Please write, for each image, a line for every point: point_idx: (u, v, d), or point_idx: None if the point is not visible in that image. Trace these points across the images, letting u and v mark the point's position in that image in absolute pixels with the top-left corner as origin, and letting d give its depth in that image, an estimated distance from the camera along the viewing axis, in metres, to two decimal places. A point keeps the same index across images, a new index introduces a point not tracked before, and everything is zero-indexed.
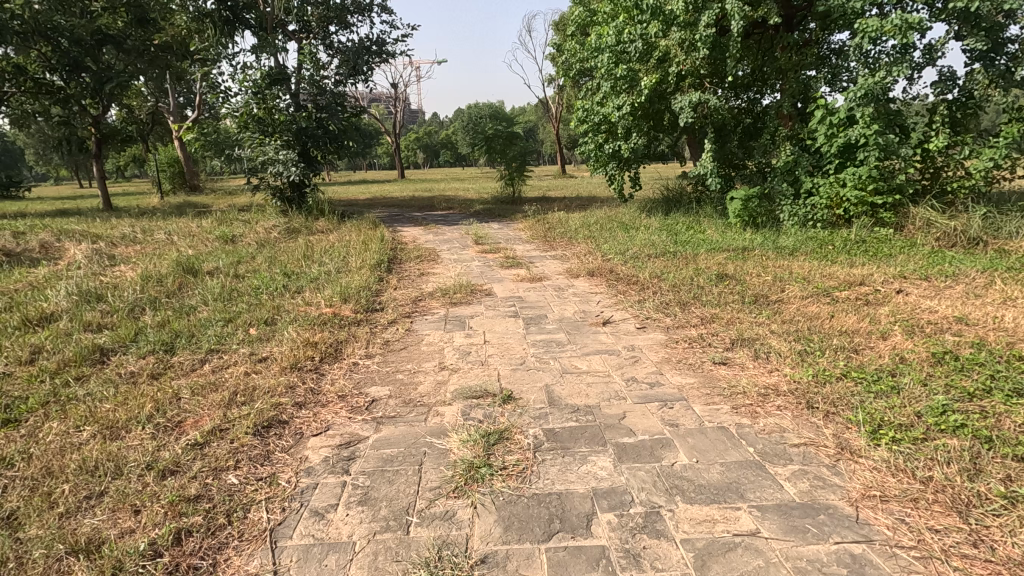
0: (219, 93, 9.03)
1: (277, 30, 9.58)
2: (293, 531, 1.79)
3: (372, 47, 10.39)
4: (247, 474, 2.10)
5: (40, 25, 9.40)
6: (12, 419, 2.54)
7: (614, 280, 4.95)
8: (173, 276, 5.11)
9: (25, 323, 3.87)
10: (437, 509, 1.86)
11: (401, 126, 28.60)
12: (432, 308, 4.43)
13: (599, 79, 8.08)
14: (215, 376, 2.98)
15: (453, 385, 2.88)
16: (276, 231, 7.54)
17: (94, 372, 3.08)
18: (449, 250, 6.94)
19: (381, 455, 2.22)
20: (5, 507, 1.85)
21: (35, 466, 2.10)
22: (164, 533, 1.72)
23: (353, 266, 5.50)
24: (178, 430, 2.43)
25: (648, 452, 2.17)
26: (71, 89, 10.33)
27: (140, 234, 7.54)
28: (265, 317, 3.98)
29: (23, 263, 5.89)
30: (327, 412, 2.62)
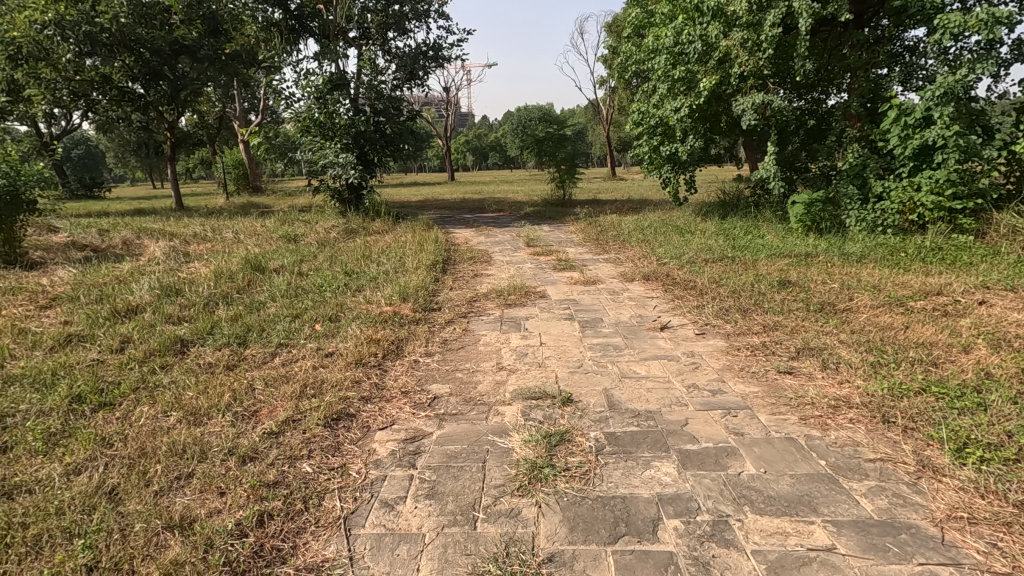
0: (284, 98, 9.44)
1: (339, 38, 9.93)
2: (365, 520, 1.87)
3: (429, 53, 10.64)
4: (320, 464, 2.20)
5: (125, 36, 10.13)
6: (106, 402, 2.75)
7: (670, 285, 4.88)
8: (244, 273, 5.39)
9: (113, 315, 4.18)
10: (502, 506, 1.89)
11: (453, 129, 29.09)
12: (487, 308, 4.49)
13: (656, 82, 7.99)
14: (286, 369, 3.13)
15: (512, 386, 2.92)
16: (335, 232, 7.80)
17: (176, 362, 3.29)
18: (502, 252, 7.00)
19: (445, 451, 2.28)
20: (108, 482, 2.01)
21: (131, 446, 2.28)
22: (248, 515, 1.83)
23: (410, 266, 5.64)
24: (255, 419, 2.57)
25: (713, 459, 2.14)
26: (150, 96, 11.05)
27: (211, 232, 7.97)
28: (330, 314, 4.14)
29: (109, 259, 6.35)
30: (391, 407, 2.71)
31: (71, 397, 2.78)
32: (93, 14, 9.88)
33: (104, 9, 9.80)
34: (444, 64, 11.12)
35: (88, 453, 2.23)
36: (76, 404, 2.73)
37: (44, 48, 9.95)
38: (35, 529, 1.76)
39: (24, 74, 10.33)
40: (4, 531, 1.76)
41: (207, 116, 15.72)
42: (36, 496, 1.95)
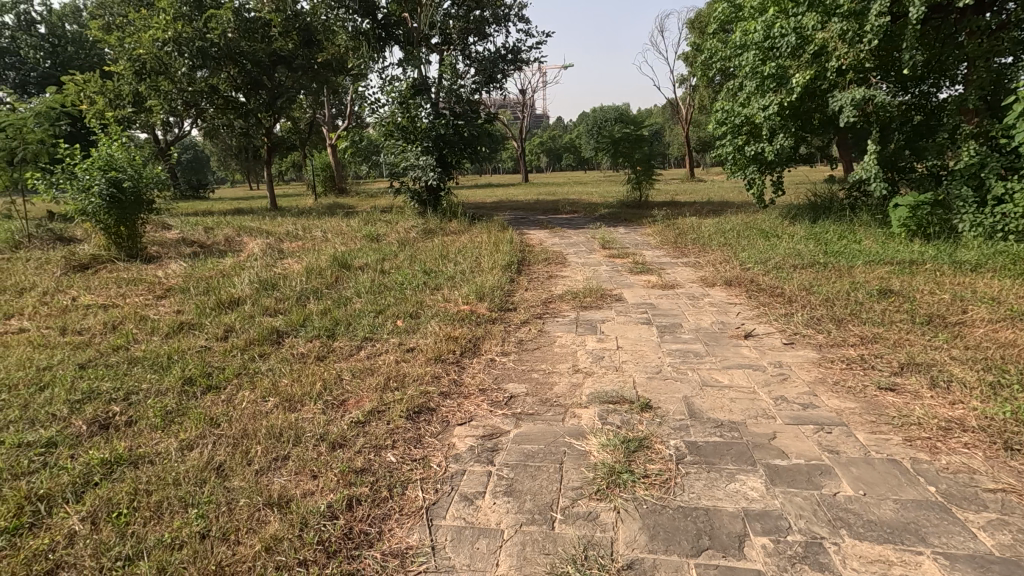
0: (370, 103, 9.89)
1: (422, 44, 10.26)
2: (446, 512, 1.92)
3: (508, 56, 10.77)
4: (403, 454, 2.29)
5: (231, 50, 11.02)
6: (214, 385, 3.02)
7: (755, 291, 4.65)
8: (331, 270, 5.70)
9: (218, 306, 4.56)
10: (580, 509, 1.89)
11: (528, 130, 29.20)
12: (562, 310, 4.48)
13: (743, 79, 7.67)
14: (371, 362, 3.29)
15: (588, 389, 2.90)
16: (415, 232, 8.08)
17: (272, 351, 3.54)
18: (576, 253, 6.97)
19: (522, 450, 2.31)
20: (216, 459, 2.20)
21: (236, 427, 2.48)
22: (339, 499, 1.94)
23: (485, 267, 5.74)
24: (343, 408, 2.72)
25: (805, 477, 2.02)
26: (251, 104, 11.94)
27: (301, 231, 8.50)
28: (411, 311, 4.30)
29: (214, 254, 6.93)
30: (469, 404, 2.77)
31: (184, 379, 3.07)
32: (205, 30, 10.81)
33: (215, 26, 10.69)
34: (522, 66, 11.21)
35: (199, 430, 2.45)
36: (188, 385, 3.01)
37: (164, 63, 10.99)
38: (156, 496, 1.95)
39: (147, 87, 11.48)
40: (133, 495, 1.97)
41: (299, 122, 16.76)
42: (157, 466, 2.17)
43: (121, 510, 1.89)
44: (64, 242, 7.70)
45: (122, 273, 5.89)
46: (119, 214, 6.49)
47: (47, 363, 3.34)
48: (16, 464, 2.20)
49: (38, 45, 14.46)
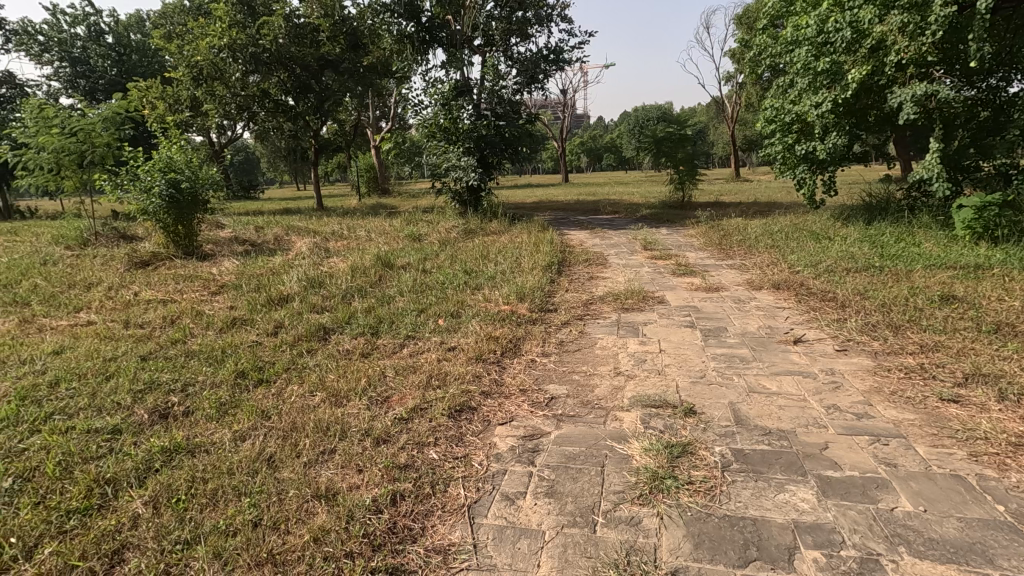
0: (413, 105, 10.06)
1: (465, 46, 10.35)
2: (487, 511, 1.94)
3: (550, 57, 10.74)
4: (445, 452, 2.32)
5: (281, 55, 11.39)
6: (265, 378, 3.13)
7: (805, 295, 4.49)
8: (375, 269, 5.83)
9: (268, 302, 4.73)
10: (622, 513, 1.87)
11: (568, 130, 29.07)
12: (603, 312, 4.44)
13: (794, 76, 7.41)
14: (413, 360, 3.34)
15: (630, 392, 2.86)
16: (456, 232, 8.16)
17: (319, 347, 3.65)
18: (617, 254, 6.89)
19: (563, 452, 2.30)
20: (267, 450, 2.28)
21: (285, 420, 2.56)
22: (383, 494, 1.98)
23: (526, 267, 5.75)
24: (387, 404, 2.77)
25: (860, 490, 1.93)
26: (299, 107, 12.32)
27: (346, 231, 8.71)
28: (452, 310, 4.35)
29: (264, 253, 7.19)
30: (510, 404, 2.78)
31: (237, 372, 3.20)
32: (258, 36, 11.21)
33: (267, 32, 11.07)
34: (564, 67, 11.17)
35: (251, 422, 2.55)
36: (240, 378, 3.14)
37: (219, 69, 11.46)
38: (212, 484, 2.04)
39: (203, 92, 11.98)
40: (190, 482, 2.07)
41: (344, 124, 17.18)
42: (213, 455, 2.27)
43: (180, 496, 1.99)
44: (127, 240, 8.13)
45: (179, 270, 6.18)
46: (177, 214, 6.81)
47: (113, 355, 3.54)
48: (86, 448, 2.35)
49: (107, 53, 15.25)
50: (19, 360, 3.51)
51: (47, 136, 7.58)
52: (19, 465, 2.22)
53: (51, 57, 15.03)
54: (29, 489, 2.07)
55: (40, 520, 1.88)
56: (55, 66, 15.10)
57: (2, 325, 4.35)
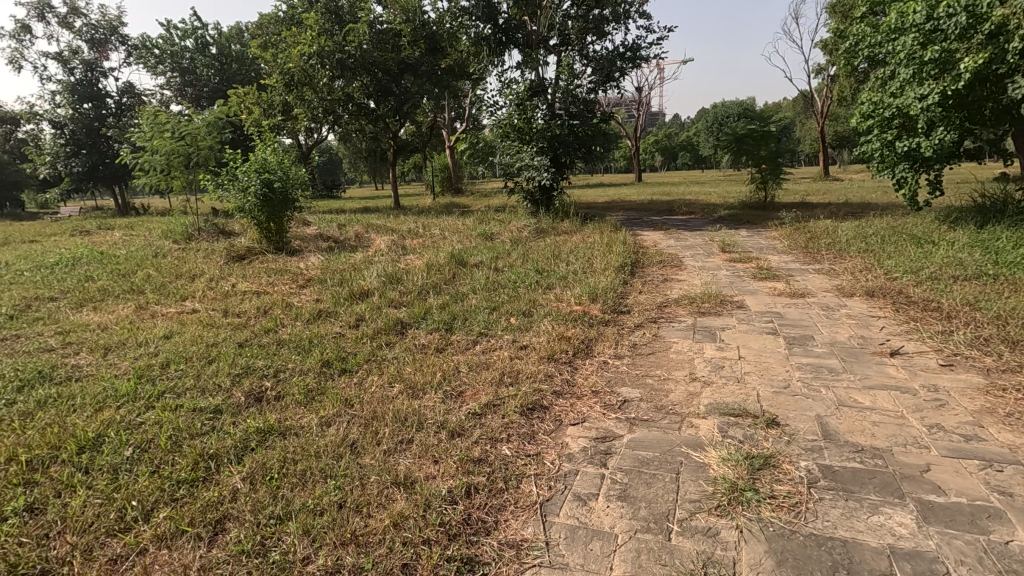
0: (488, 105, 10.21)
1: (541, 46, 10.38)
2: (559, 510, 1.95)
3: (627, 54, 10.56)
4: (518, 449, 2.35)
5: (365, 60, 11.94)
6: (347, 368, 3.31)
7: (904, 304, 4.15)
8: (449, 266, 5.98)
9: (350, 296, 4.98)
10: (698, 523, 1.82)
11: (643, 129, 28.51)
12: (678, 315, 4.32)
13: (897, 67, 6.86)
14: (487, 357, 3.41)
15: (707, 399, 2.77)
16: (528, 232, 8.20)
17: (397, 341, 3.80)
18: (693, 256, 6.67)
19: (637, 456, 2.27)
20: (350, 436, 2.41)
21: (366, 409, 2.69)
22: (458, 485, 2.04)
23: (598, 267, 5.69)
24: (461, 399, 2.85)
25: (968, 519, 1.77)
26: (380, 110, 12.85)
27: (421, 229, 8.98)
28: (524, 309, 4.39)
29: (346, 249, 7.56)
30: (582, 405, 2.78)
31: (323, 361, 3.40)
32: (344, 43, 11.80)
33: (353, 38, 11.62)
34: (640, 64, 10.94)
35: (335, 409, 2.70)
36: (325, 367, 3.33)
37: (309, 75, 12.15)
38: (302, 465, 2.19)
39: (294, 97, 12.72)
40: (282, 462, 2.23)
41: (421, 125, 17.72)
42: (302, 438, 2.42)
43: (273, 474, 2.14)
44: (225, 235, 8.81)
45: (271, 264, 6.64)
46: (269, 211, 7.33)
47: (215, 341, 3.86)
48: (193, 425, 2.59)
49: (211, 63, 16.56)
50: (137, 342, 3.91)
51: (161, 140, 8.37)
52: (138, 436, 2.48)
53: (164, 68, 16.54)
54: (146, 458, 2.31)
55: (156, 487, 2.09)
56: (168, 76, 16.63)
57: (122, 310, 4.86)
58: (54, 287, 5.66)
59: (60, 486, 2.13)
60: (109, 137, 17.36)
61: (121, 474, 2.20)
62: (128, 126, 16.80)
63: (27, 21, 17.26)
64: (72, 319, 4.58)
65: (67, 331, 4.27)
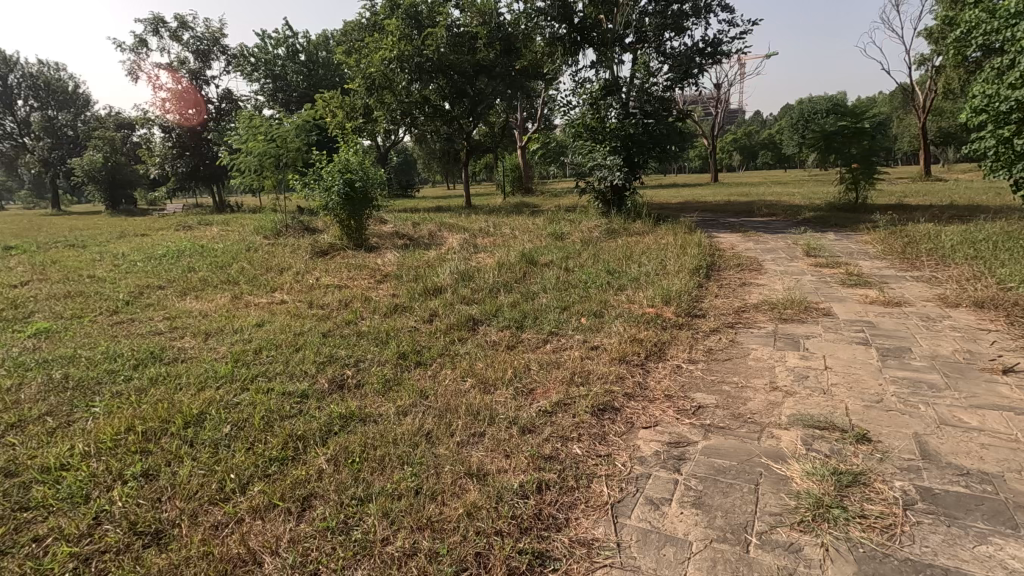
0: (561, 105, 10.20)
1: (617, 44, 10.24)
2: (631, 512, 1.93)
3: (707, 50, 10.21)
4: (589, 448, 2.34)
5: (442, 63, 12.25)
6: (422, 361, 3.43)
7: (1019, 318, 3.75)
8: (520, 265, 6.03)
9: (424, 292, 5.14)
10: (779, 537, 1.74)
11: (721, 128, 27.47)
12: (758, 321, 4.13)
13: (1016, 54, 6.21)
14: (557, 356, 3.42)
15: (790, 409, 2.63)
16: (598, 232, 8.12)
17: (469, 337, 3.89)
18: (775, 260, 6.36)
19: (712, 463, 2.20)
20: (426, 427, 2.50)
21: (440, 401, 2.78)
22: (530, 481, 2.07)
23: (672, 269, 5.55)
24: (532, 396, 2.88)
25: None
26: (455, 111, 13.15)
27: (493, 228, 9.11)
28: (595, 309, 4.36)
29: (421, 247, 7.80)
30: (655, 408, 2.73)
31: (399, 353, 3.54)
32: (422, 47, 12.18)
33: (431, 42, 11.96)
34: (721, 59, 10.54)
35: (411, 399, 2.81)
36: (401, 359, 3.46)
37: (389, 79, 12.63)
38: (381, 450, 2.30)
39: (375, 100, 13.28)
40: (362, 447, 2.34)
41: (494, 126, 17.96)
42: (381, 425, 2.54)
43: (355, 458, 2.26)
44: (309, 232, 9.34)
45: (351, 260, 6.97)
46: (351, 209, 7.71)
47: (301, 330, 4.12)
48: (283, 407, 2.78)
49: (300, 69, 17.62)
50: (233, 329, 4.24)
51: (255, 143, 8.98)
52: (236, 415, 2.69)
53: (259, 75, 17.77)
54: (243, 435, 2.51)
55: (251, 462, 2.26)
56: (262, 83, 17.84)
57: (221, 299, 5.28)
58: (163, 277, 6.22)
59: (170, 456, 2.36)
60: (210, 140, 18.88)
61: (221, 448, 2.41)
62: (227, 130, 18.19)
63: (144, 35, 19.08)
64: (178, 306, 5.03)
65: (174, 317, 4.70)
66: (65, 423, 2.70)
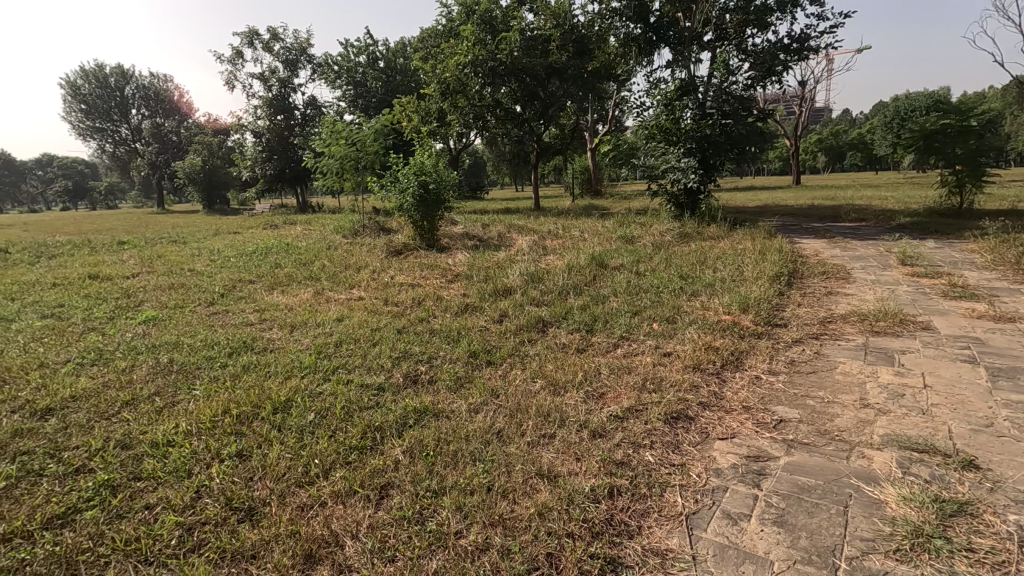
0: (635, 106, 10.05)
1: (694, 43, 9.95)
2: (707, 525, 1.87)
3: (792, 46, 9.70)
4: (662, 457, 2.29)
5: (515, 67, 12.38)
6: (492, 360, 3.48)
7: None
8: (590, 268, 5.98)
9: (494, 293, 5.23)
10: (873, 564, 1.63)
11: (805, 127, 25.95)
12: (846, 333, 3.87)
13: None
14: (628, 361, 3.37)
15: (882, 429, 2.45)
16: (670, 236, 7.91)
17: (538, 338, 3.91)
18: (865, 268, 5.94)
19: (796, 481, 2.09)
20: (497, 425, 2.53)
21: (511, 400, 2.82)
22: (601, 485, 2.05)
23: (750, 276, 5.31)
24: (602, 400, 2.85)
25: None
26: (526, 114, 13.21)
27: (561, 230, 9.10)
28: (668, 315, 4.25)
29: (490, 248, 7.91)
30: (732, 420, 2.62)
31: (471, 352, 3.62)
32: (496, 51, 12.37)
33: (504, 47, 12.12)
34: (808, 56, 9.97)
35: (482, 398, 2.86)
36: (472, 357, 3.53)
37: (463, 83, 12.91)
38: (453, 445, 2.36)
39: (449, 104, 13.64)
40: (436, 441, 2.41)
41: (564, 128, 17.92)
42: (453, 422, 2.60)
43: (429, 451, 2.33)
44: (384, 231, 9.73)
45: (424, 259, 7.19)
46: (424, 210, 7.94)
47: (377, 326, 4.29)
48: (362, 399, 2.90)
49: (378, 75, 18.38)
50: (315, 322, 4.48)
51: (337, 146, 9.45)
52: (319, 403, 2.85)
53: (341, 82, 18.71)
54: (326, 423, 2.65)
55: (332, 449, 2.38)
56: (344, 89, 18.77)
57: (304, 294, 5.59)
58: (253, 272, 6.69)
59: (261, 438, 2.53)
60: (295, 144, 20.06)
61: (306, 434, 2.55)
62: (311, 134, 19.26)
63: (241, 47, 20.59)
64: (267, 299, 5.38)
65: (263, 309, 5.04)
66: (170, 403, 2.96)
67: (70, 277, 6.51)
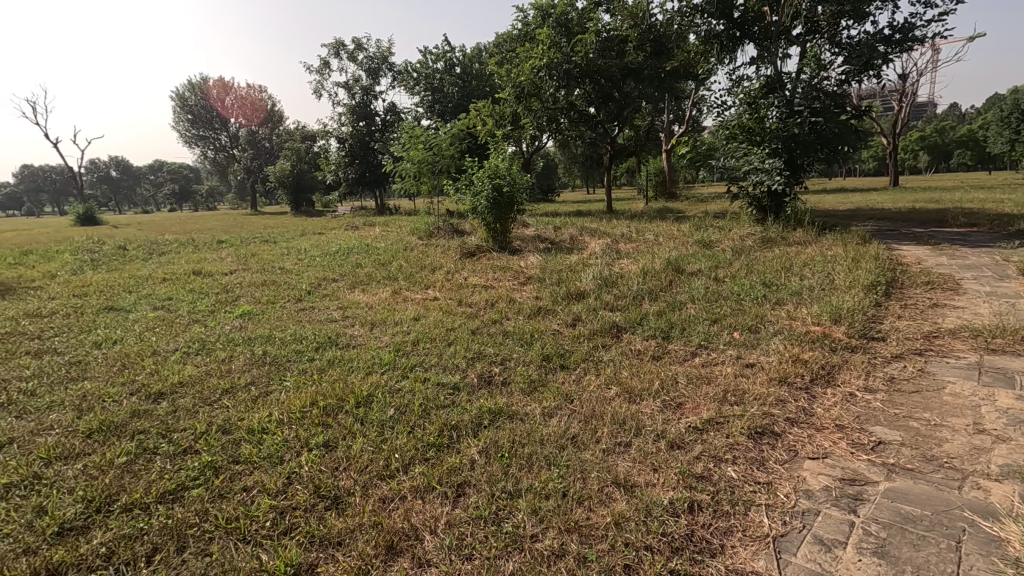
0: (716, 106, 9.69)
1: (782, 38, 9.47)
2: (796, 549, 1.76)
3: (894, 37, 8.98)
4: (746, 473, 2.19)
5: (590, 68, 12.31)
6: (565, 364, 3.46)
7: None
8: (666, 273, 5.82)
9: (567, 296, 5.20)
10: None
11: (905, 124, 23.92)
12: (955, 350, 3.52)
13: None
14: (707, 371, 3.24)
15: (1001, 459, 2.21)
16: (752, 241, 7.55)
17: (612, 343, 3.85)
18: (977, 279, 5.38)
19: (898, 509, 1.93)
20: (571, 430, 2.52)
21: (585, 406, 2.79)
22: (680, 499, 1.99)
23: (842, 285, 4.97)
24: (680, 410, 2.76)
25: None
26: (600, 116, 13.06)
27: (635, 233, 8.92)
28: (751, 324, 4.06)
29: (562, 251, 7.89)
30: (824, 439, 2.46)
31: (544, 355, 3.62)
32: (571, 53, 12.37)
33: (580, 48, 12.11)
34: (913, 47, 9.19)
35: (556, 402, 2.85)
36: (546, 361, 3.54)
37: (537, 86, 12.99)
38: (529, 448, 2.37)
39: (523, 108, 13.76)
40: (511, 443, 2.43)
41: (639, 130, 17.59)
42: (528, 425, 2.61)
43: (504, 452, 2.36)
44: (458, 233, 9.94)
45: (496, 261, 7.28)
46: (497, 213, 8.04)
47: (452, 326, 4.39)
48: (439, 397, 2.98)
49: (454, 81, 18.87)
50: (394, 321, 4.65)
51: (415, 151, 9.79)
52: (398, 400, 2.95)
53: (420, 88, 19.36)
54: (406, 419, 2.74)
55: (411, 445, 2.46)
56: (422, 95, 19.40)
57: (383, 293, 5.82)
58: (336, 271, 7.05)
59: (346, 431, 2.66)
60: (375, 149, 20.96)
61: (387, 429, 2.65)
62: (390, 140, 20.07)
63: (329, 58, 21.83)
64: (349, 297, 5.64)
65: (345, 306, 5.30)
66: (264, 392, 3.17)
67: (177, 272, 7.15)
